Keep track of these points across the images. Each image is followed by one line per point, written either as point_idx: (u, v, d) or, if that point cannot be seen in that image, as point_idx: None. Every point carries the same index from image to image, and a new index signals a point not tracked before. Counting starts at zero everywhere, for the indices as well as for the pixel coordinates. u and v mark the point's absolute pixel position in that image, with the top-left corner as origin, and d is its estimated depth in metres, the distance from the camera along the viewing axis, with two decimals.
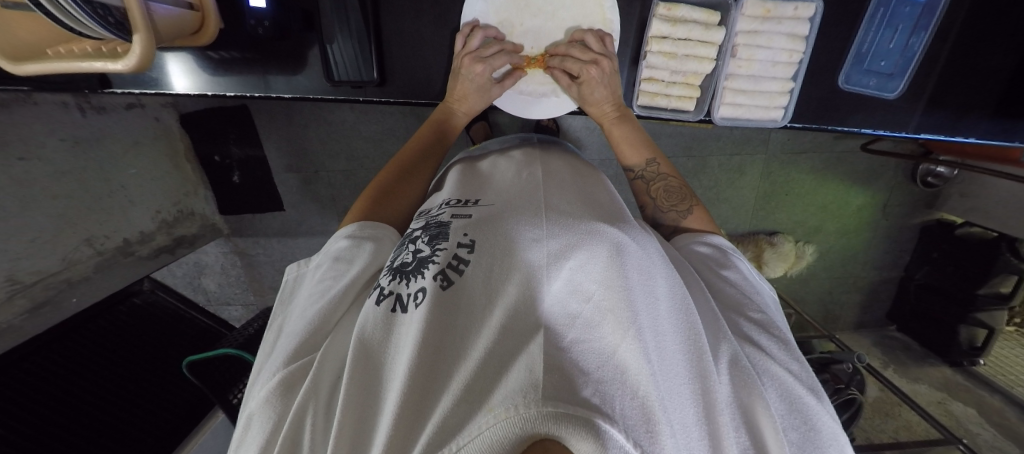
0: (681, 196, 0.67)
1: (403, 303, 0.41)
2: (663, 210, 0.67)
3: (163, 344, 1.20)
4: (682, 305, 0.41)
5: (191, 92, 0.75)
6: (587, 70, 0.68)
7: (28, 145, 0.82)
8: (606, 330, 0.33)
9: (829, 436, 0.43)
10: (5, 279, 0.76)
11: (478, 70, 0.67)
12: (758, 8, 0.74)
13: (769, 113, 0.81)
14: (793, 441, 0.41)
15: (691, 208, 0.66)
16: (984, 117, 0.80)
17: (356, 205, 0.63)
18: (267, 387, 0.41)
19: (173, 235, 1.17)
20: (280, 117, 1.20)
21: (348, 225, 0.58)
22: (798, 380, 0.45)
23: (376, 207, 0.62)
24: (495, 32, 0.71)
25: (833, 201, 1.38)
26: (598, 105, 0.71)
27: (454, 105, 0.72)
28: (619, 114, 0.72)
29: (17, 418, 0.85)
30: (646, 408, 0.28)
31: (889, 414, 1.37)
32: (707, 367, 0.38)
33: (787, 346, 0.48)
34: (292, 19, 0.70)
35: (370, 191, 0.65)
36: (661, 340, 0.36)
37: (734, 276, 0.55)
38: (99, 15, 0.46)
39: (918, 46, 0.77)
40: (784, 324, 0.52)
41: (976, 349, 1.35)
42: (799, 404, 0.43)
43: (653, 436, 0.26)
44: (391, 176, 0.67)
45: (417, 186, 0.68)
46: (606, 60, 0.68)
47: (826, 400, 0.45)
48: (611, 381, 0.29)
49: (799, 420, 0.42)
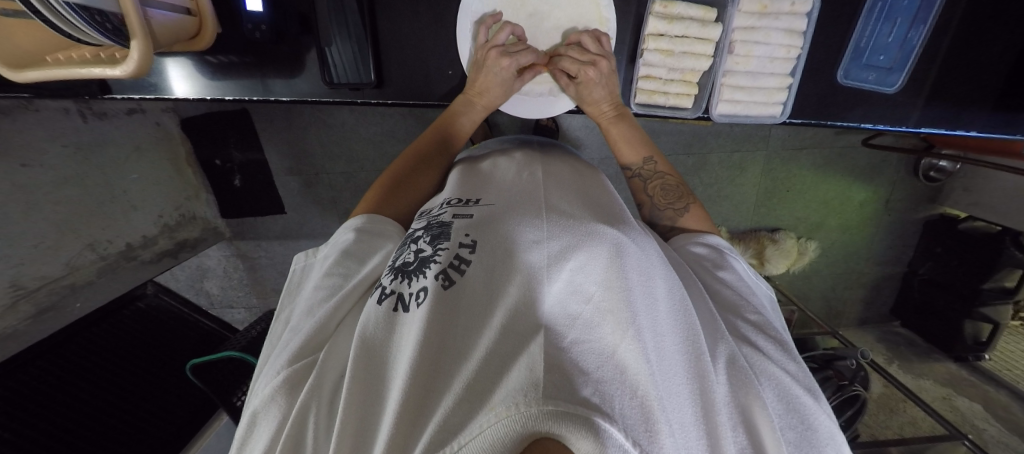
0: (677, 194, 0.68)
1: (404, 302, 0.41)
2: (660, 209, 0.68)
3: (167, 347, 1.21)
4: (682, 306, 0.41)
5: (190, 96, 0.75)
6: (584, 71, 0.67)
7: (30, 151, 0.82)
8: (605, 330, 0.34)
9: (826, 436, 0.43)
10: (9, 285, 0.76)
11: (503, 65, 0.67)
12: (754, 4, 0.74)
13: (767, 109, 0.81)
14: (791, 441, 0.41)
15: (688, 205, 0.66)
16: (985, 110, 0.80)
17: (365, 199, 0.64)
18: (272, 385, 0.40)
19: (176, 239, 1.18)
20: (280, 120, 1.20)
21: (356, 217, 0.59)
22: (796, 380, 0.45)
23: (383, 203, 0.63)
24: (521, 30, 0.71)
25: (835, 197, 1.37)
26: (595, 105, 0.72)
27: (473, 99, 0.72)
28: (616, 113, 0.72)
29: (23, 423, 0.86)
30: (646, 407, 0.28)
31: (893, 410, 1.36)
32: (706, 367, 0.38)
33: (785, 347, 0.48)
34: (289, 23, 0.70)
35: (379, 186, 0.66)
36: (660, 341, 0.36)
37: (733, 278, 0.54)
38: (97, 21, 0.47)
39: (916, 39, 0.76)
40: (782, 326, 0.52)
41: (981, 345, 1.35)
42: (796, 405, 0.43)
43: (653, 436, 0.26)
44: (400, 170, 0.67)
45: (427, 181, 0.68)
46: (604, 61, 0.68)
47: (824, 401, 0.45)
48: (611, 381, 0.29)
49: (797, 420, 0.42)
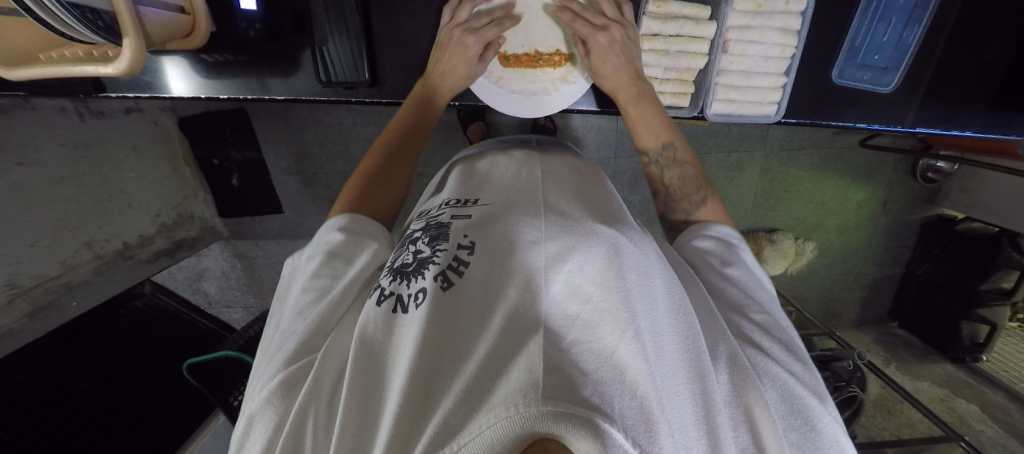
0: (695, 185, 0.65)
1: (403, 304, 0.41)
2: (674, 200, 0.66)
3: (164, 347, 1.21)
4: (682, 306, 0.41)
5: (186, 95, 0.75)
6: (595, 35, 0.67)
7: (26, 150, 0.82)
8: (605, 330, 0.33)
9: (832, 438, 0.42)
10: (5, 283, 0.76)
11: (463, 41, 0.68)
12: (749, 3, 0.74)
13: (762, 108, 0.80)
14: (796, 442, 0.40)
15: (705, 197, 0.63)
16: (980, 110, 0.80)
17: (341, 197, 0.63)
18: (266, 389, 0.40)
19: (173, 238, 1.18)
20: (278, 119, 1.20)
21: (337, 216, 0.59)
22: (800, 381, 0.44)
23: (362, 200, 0.61)
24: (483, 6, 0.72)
25: (833, 198, 1.37)
26: (615, 77, 0.69)
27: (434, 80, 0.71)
28: (638, 89, 0.69)
29: (18, 421, 0.86)
30: (646, 407, 0.28)
31: (891, 411, 1.36)
32: (706, 367, 0.38)
33: (791, 348, 0.47)
34: (284, 23, 0.70)
35: (354, 181, 0.64)
36: (660, 341, 0.36)
37: (740, 274, 0.53)
38: (88, 19, 0.47)
39: (912, 39, 0.76)
40: (790, 323, 0.51)
41: (978, 346, 1.33)
42: (801, 406, 0.43)
43: (653, 436, 0.26)
44: (375, 164, 0.66)
45: (404, 175, 0.67)
46: (616, 26, 0.67)
47: (830, 403, 0.44)
48: (611, 382, 0.29)
49: (801, 421, 0.41)
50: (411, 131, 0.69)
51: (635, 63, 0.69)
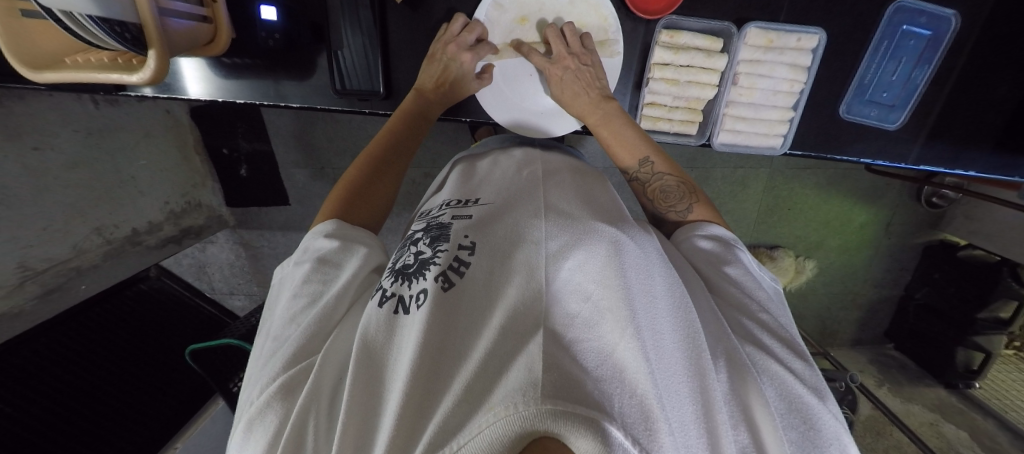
0: (679, 194, 0.63)
1: (405, 305, 0.43)
2: (661, 211, 0.65)
3: (167, 331, 1.24)
4: (683, 305, 0.42)
5: (205, 97, 0.76)
6: (562, 61, 0.69)
7: (41, 135, 0.84)
8: (605, 329, 0.34)
9: (834, 436, 0.41)
10: (17, 266, 0.79)
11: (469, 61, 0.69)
12: (760, 38, 0.74)
13: (767, 140, 0.80)
14: (794, 441, 0.39)
15: (691, 205, 0.62)
16: (985, 150, 0.80)
17: (326, 207, 0.63)
18: (266, 392, 0.41)
19: (180, 226, 1.19)
20: (289, 115, 1.22)
21: (324, 223, 0.59)
22: (800, 380, 0.43)
23: (350, 207, 0.62)
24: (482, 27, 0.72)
25: (837, 217, 1.38)
26: (577, 103, 0.70)
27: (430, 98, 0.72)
28: (603, 112, 0.69)
29: (23, 397, 0.89)
30: (645, 406, 0.29)
31: (881, 432, 1.37)
32: (707, 365, 0.39)
33: (792, 346, 0.47)
34: (303, 34, 0.72)
35: (340, 190, 0.64)
36: (659, 339, 0.37)
37: (738, 273, 0.53)
38: (116, 31, 0.49)
39: (921, 78, 0.76)
40: (791, 322, 0.51)
41: (972, 373, 1.35)
42: (801, 405, 0.42)
43: (653, 434, 0.27)
44: (361, 174, 0.65)
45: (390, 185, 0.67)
46: (569, 58, 0.69)
47: (831, 401, 0.44)
48: (610, 380, 0.30)
49: (799, 420, 0.41)
50: (400, 141, 0.69)
51: (596, 86, 0.70)
